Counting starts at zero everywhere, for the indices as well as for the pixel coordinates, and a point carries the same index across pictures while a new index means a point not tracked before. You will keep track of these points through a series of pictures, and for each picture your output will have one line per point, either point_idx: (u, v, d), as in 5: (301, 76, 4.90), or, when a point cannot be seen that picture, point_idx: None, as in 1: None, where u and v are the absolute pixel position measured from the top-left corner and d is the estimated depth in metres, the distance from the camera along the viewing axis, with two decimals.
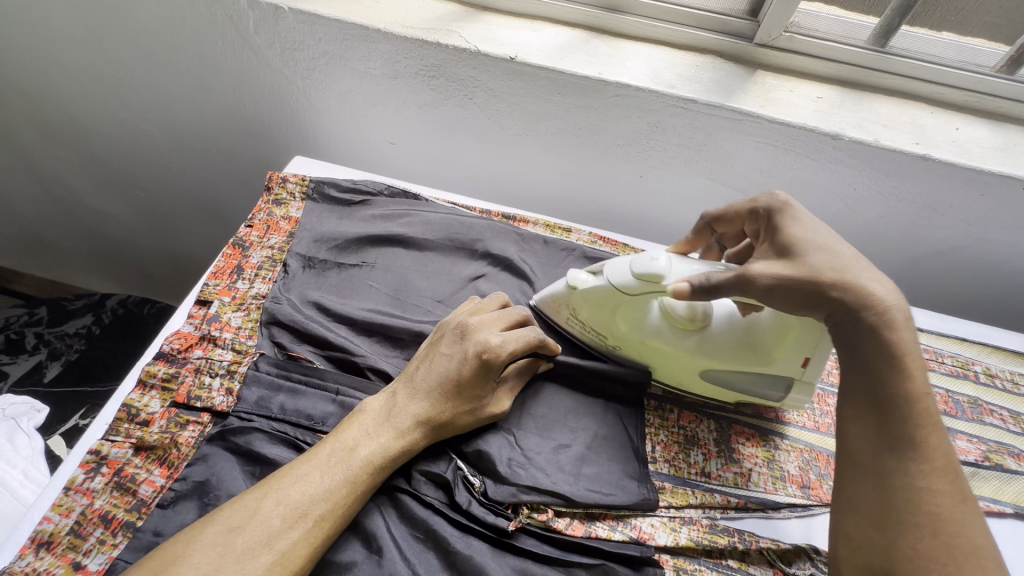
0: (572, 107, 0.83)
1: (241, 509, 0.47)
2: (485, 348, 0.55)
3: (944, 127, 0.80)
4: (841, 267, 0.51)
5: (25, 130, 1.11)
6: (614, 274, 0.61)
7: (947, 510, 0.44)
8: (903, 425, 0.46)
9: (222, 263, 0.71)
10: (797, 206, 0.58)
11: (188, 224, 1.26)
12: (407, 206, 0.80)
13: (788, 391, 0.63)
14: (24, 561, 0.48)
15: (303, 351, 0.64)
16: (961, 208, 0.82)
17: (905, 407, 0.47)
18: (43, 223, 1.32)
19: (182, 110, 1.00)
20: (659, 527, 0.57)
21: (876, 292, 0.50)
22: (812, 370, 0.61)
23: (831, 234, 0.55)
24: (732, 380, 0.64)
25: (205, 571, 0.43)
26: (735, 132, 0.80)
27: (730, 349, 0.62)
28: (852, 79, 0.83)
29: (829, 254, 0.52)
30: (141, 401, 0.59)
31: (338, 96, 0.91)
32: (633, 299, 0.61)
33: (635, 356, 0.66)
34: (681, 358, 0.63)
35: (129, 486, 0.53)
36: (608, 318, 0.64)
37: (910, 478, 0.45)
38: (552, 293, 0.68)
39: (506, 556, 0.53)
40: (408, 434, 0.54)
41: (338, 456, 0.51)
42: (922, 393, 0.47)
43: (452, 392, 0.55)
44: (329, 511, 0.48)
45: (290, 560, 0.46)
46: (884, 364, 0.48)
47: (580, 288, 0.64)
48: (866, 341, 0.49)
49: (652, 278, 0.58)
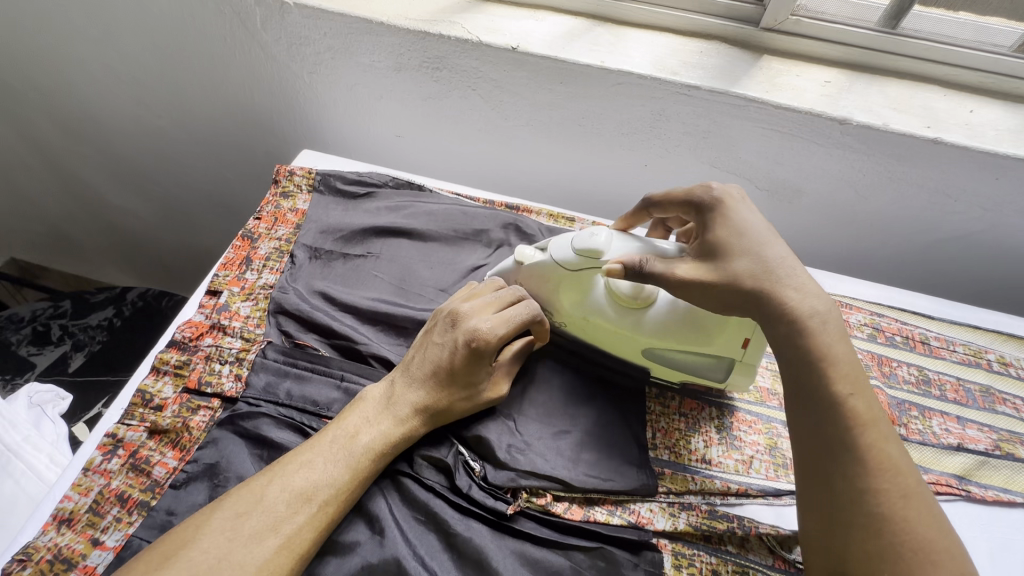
0: (575, 96, 0.83)
1: (247, 495, 0.48)
2: (474, 336, 0.56)
3: (957, 111, 0.78)
4: (764, 273, 0.52)
5: (46, 130, 1.15)
6: (557, 251, 0.62)
7: (895, 509, 0.43)
8: (834, 424, 0.46)
9: (231, 254, 0.73)
10: (731, 203, 0.56)
11: (204, 218, 1.29)
12: (412, 197, 0.81)
13: (729, 373, 0.63)
14: (46, 536, 0.51)
15: (308, 339, 0.65)
16: (975, 193, 0.80)
17: (832, 406, 0.46)
18: (66, 220, 1.36)
19: (195, 107, 1.03)
20: (657, 512, 0.57)
21: (801, 299, 0.51)
22: (753, 351, 0.60)
23: (770, 229, 0.55)
24: (674, 357, 0.63)
25: (214, 553, 0.45)
26: (741, 119, 0.79)
27: (669, 330, 0.60)
28: (862, 62, 0.81)
29: (755, 257, 0.52)
30: (154, 387, 0.61)
31: (344, 89, 0.93)
32: (578, 274, 0.62)
33: (581, 332, 0.65)
34: (623, 333, 0.62)
35: (144, 468, 0.55)
36: (554, 293, 0.64)
37: (849, 480, 0.44)
38: (501, 270, 0.68)
39: (505, 539, 0.54)
40: (407, 422, 0.55)
41: (340, 443, 0.53)
42: (850, 390, 0.47)
43: (445, 381, 0.56)
44: (332, 497, 0.50)
45: (295, 543, 0.47)
46: (806, 362, 0.48)
47: (526, 264, 0.65)
48: (788, 341, 0.50)
49: (592, 253, 0.60)
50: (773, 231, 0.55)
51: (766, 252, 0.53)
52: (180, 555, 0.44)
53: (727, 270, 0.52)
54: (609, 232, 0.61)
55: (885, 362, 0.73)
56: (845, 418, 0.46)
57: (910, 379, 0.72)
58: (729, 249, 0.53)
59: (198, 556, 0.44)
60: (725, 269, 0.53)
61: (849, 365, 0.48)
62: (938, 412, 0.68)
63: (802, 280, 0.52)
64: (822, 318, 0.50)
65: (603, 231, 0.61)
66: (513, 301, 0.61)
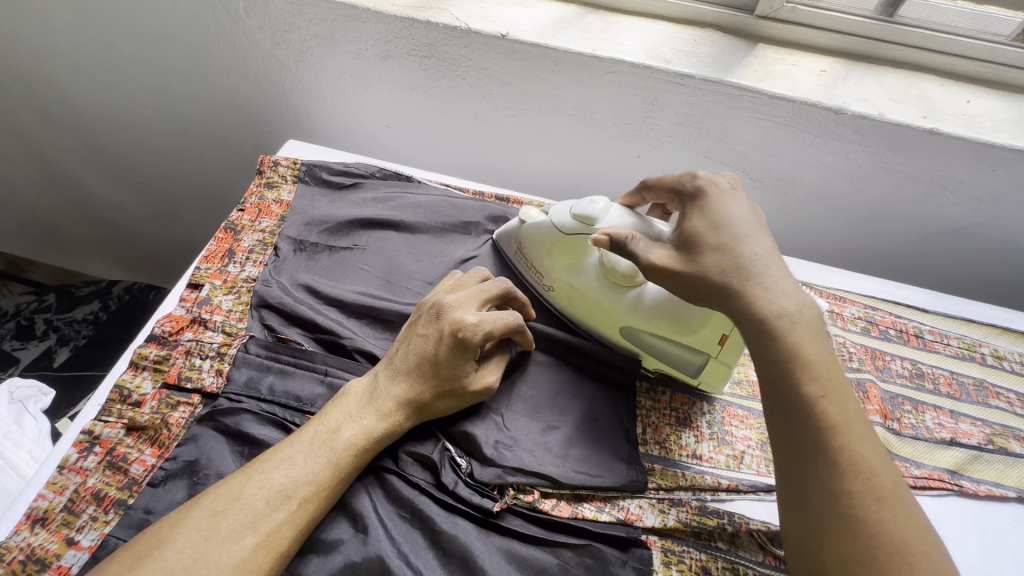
0: (567, 85, 0.81)
1: (225, 493, 0.47)
2: (461, 327, 0.55)
3: (955, 101, 0.76)
4: (734, 268, 0.50)
5: (28, 120, 1.13)
6: (557, 215, 0.64)
7: (868, 513, 0.41)
8: (807, 426, 0.45)
9: (213, 247, 0.71)
10: (715, 193, 0.56)
11: (191, 211, 1.27)
12: (400, 188, 0.79)
13: (702, 371, 0.62)
14: (19, 536, 0.50)
15: (292, 333, 0.64)
16: (971, 184, 0.79)
17: (805, 407, 0.45)
18: (50, 213, 1.34)
19: (178, 97, 1.01)
20: (647, 509, 0.56)
21: (771, 295, 0.49)
22: (727, 352, 0.59)
23: (751, 221, 0.54)
24: (651, 342, 0.63)
25: (190, 552, 0.44)
26: (736, 109, 0.78)
27: (647, 315, 0.60)
28: (859, 51, 0.80)
29: (729, 250, 0.51)
30: (132, 382, 0.60)
31: (331, 79, 0.91)
32: (573, 240, 0.63)
33: (564, 302, 0.67)
34: (601, 308, 0.63)
35: (121, 466, 0.54)
36: (548, 256, 0.66)
37: (824, 482, 0.43)
38: (507, 227, 0.71)
39: (491, 536, 0.53)
40: (391, 416, 0.54)
41: (321, 439, 0.51)
42: (822, 389, 0.45)
43: (430, 373, 0.55)
44: (313, 494, 0.49)
45: (274, 542, 0.46)
46: (777, 362, 0.47)
47: (528, 224, 0.67)
48: (757, 339, 0.48)
49: (586, 219, 0.61)
50: (754, 224, 0.53)
51: (740, 245, 0.52)
52: (154, 555, 0.43)
53: (696, 261, 0.52)
54: (608, 203, 0.62)
55: (878, 356, 0.72)
56: (817, 419, 0.45)
57: (904, 373, 0.71)
58: (703, 240, 0.52)
59: (172, 557, 0.43)
60: (695, 259, 0.52)
61: (822, 363, 0.46)
62: (931, 406, 0.68)
63: (776, 276, 0.50)
64: (791, 318, 0.48)
65: (603, 200, 0.62)
66: (498, 291, 0.60)
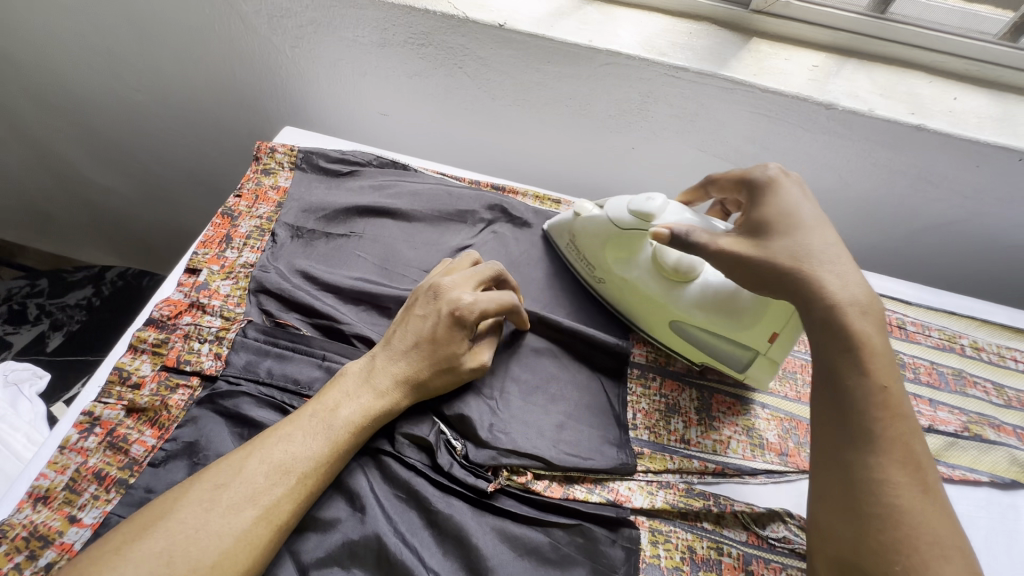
0: (564, 76, 0.82)
1: (226, 468, 0.48)
2: (459, 306, 0.57)
3: (942, 97, 0.78)
4: (803, 255, 0.52)
5: (19, 101, 1.11)
6: (612, 210, 0.66)
7: (911, 504, 0.44)
8: (860, 416, 0.47)
9: (211, 232, 0.72)
10: (784, 184, 0.58)
11: (185, 197, 1.26)
12: (396, 176, 0.80)
13: (750, 364, 0.63)
14: (21, 514, 0.50)
15: (290, 319, 0.65)
16: (956, 180, 0.81)
17: (860, 398, 0.47)
18: (41, 196, 1.32)
19: (173, 82, 1.00)
20: (636, 490, 0.58)
21: (837, 283, 0.51)
22: (778, 347, 0.61)
23: (817, 214, 0.55)
24: (701, 337, 0.64)
25: (192, 523, 0.45)
26: (729, 102, 0.79)
27: (701, 307, 0.62)
28: (850, 47, 0.81)
29: (797, 241, 0.53)
30: (132, 365, 0.60)
31: (328, 65, 0.90)
32: (629, 235, 0.65)
33: (614, 293, 0.68)
34: (653, 301, 0.65)
35: (122, 446, 0.55)
36: (602, 249, 0.67)
37: (870, 470, 0.45)
38: (561, 221, 0.73)
39: (485, 516, 0.55)
40: (389, 394, 0.55)
41: (319, 418, 0.52)
42: (883, 384, 0.47)
43: (428, 351, 0.56)
44: (312, 469, 0.50)
45: (275, 515, 0.47)
46: (840, 353, 0.49)
47: (583, 218, 0.69)
48: (823, 327, 0.50)
49: (645, 216, 0.62)
50: (822, 216, 0.55)
51: (808, 235, 0.53)
52: (157, 526, 0.44)
53: (766, 245, 0.54)
54: (665, 201, 0.63)
55: None
56: (874, 410, 0.46)
57: None
58: (774, 228, 0.54)
59: (175, 528, 0.44)
60: (764, 244, 0.54)
61: (884, 358, 0.48)
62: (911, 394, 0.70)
63: (843, 267, 0.52)
64: (860, 309, 0.50)
65: (660, 197, 0.63)
66: (492, 272, 0.61)
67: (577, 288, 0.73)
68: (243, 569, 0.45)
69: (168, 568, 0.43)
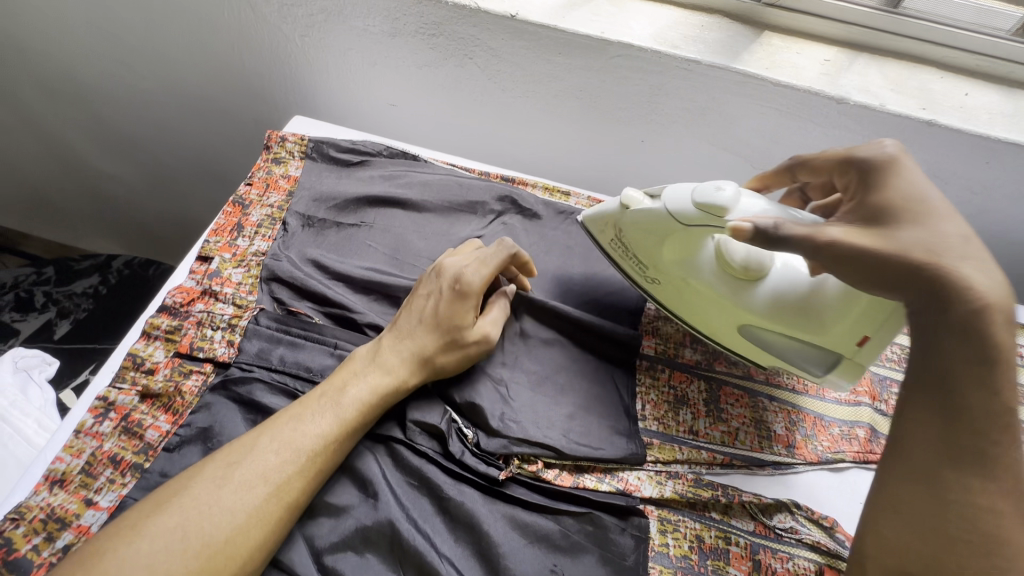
0: (574, 68, 0.82)
1: (238, 447, 0.49)
2: (458, 279, 0.59)
3: (953, 93, 0.78)
4: (941, 247, 0.46)
5: (25, 87, 1.11)
6: (675, 202, 0.58)
7: (1009, 535, 0.41)
8: (972, 434, 0.43)
9: (222, 221, 0.72)
10: (900, 167, 0.53)
11: (191, 186, 1.26)
12: (406, 166, 0.80)
13: (833, 370, 0.58)
14: (38, 496, 0.51)
15: (301, 307, 0.65)
16: (965, 175, 0.81)
17: (977, 416, 0.43)
18: (47, 185, 1.32)
19: (181, 69, 1.00)
20: (645, 480, 0.59)
21: (985, 278, 0.44)
22: (868, 352, 0.55)
23: (944, 201, 0.50)
24: (772, 340, 0.60)
25: (206, 498, 0.46)
26: (740, 96, 0.79)
27: (777, 310, 0.57)
28: (861, 42, 0.81)
29: (929, 230, 0.47)
30: (145, 351, 0.61)
31: (338, 54, 0.90)
32: (689, 233, 0.58)
33: (671, 292, 0.64)
34: (720, 303, 0.60)
35: (137, 431, 0.56)
36: (658, 246, 0.62)
37: (971, 494, 0.42)
38: (603, 212, 0.66)
39: (496, 503, 0.56)
40: (394, 371, 0.56)
41: (328, 398, 0.53)
42: (1008, 405, 0.42)
43: (432, 326, 0.58)
44: (321, 448, 0.50)
45: (286, 492, 0.48)
46: (963, 363, 0.43)
47: (633, 210, 0.62)
48: (954, 333, 0.44)
49: (715, 210, 0.54)
50: (950, 205, 0.50)
51: (940, 223, 0.48)
52: (173, 501, 0.46)
53: (895, 238, 0.47)
54: (737, 190, 0.55)
55: None
56: (990, 432, 0.42)
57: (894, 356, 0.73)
58: (900, 216, 0.49)
59: (190, 505, 0.45)
60: (895, 237, 0.47)
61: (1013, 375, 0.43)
62: None
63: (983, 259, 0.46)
64: (1003, 318, 0.44)
65: (731, 185, 0.55)
66: (494, 246, 0.63)
67: (586, 279, 0.73)
68: (255, 545, 0.46)
69: (182, 542, 0.44)
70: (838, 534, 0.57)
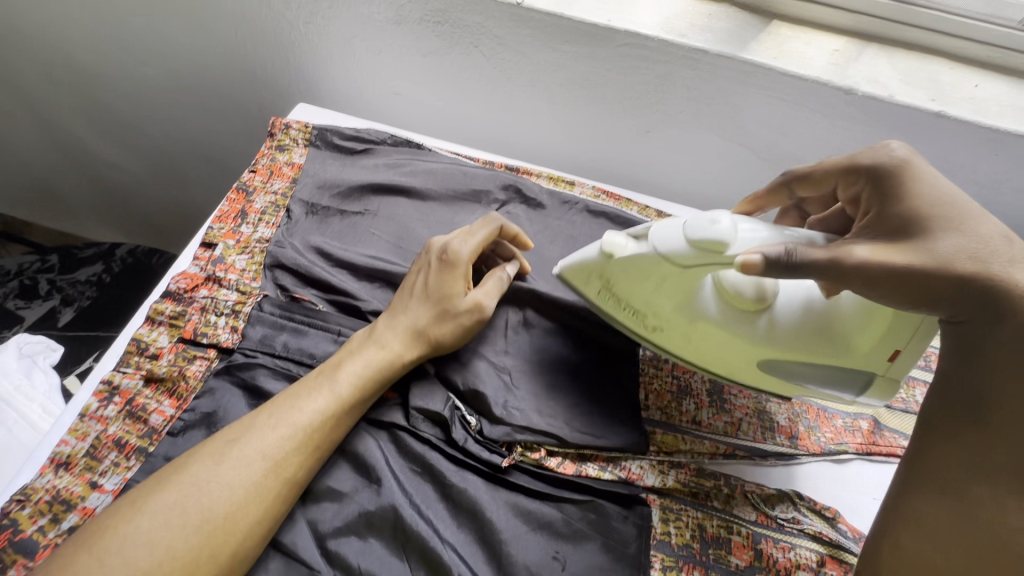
0: (580, 57, 0.81)
1: (237, 426, 0.51)
2: (446, 250, 0.61)
3: (963, 85, 0.77)
4: (983, 254, 0.46)
5: (28, 74, 1.11)
6: (663, 239, 0.54)
7: None
8: (1007, 454, 0.44)
9: (226, 207, 0.72)
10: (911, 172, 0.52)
11: (194, 176, 1.26)
12: (410, 155, 0.79)
13: (867, 388, 0.59)
14: (44, 479, 0.51)
15: (305, 293, 0.65)
16: (974, 168, 0.79)
17: (1015, 436, 0.43)
18: (50, 174, 1.33)
19: (185, 57, 0.99)
20: (647, 469, 0.59)
21: None
22: (897, 365, 0.56)
23: (968, 199, 0.50)
24: (798, 370, 0.58)
25: (205, 476, 0.47)
26: (747, 86, 0.78)
27: (797, 338, 0.56)
28: (870, 32, 0.81)
29: (966, 234, 0.47)
30: (149, 336, 0.61)
31: (342, 42, 0.90)
32: (688, 273, 0.55)
33: (675, 338, 0.60)
34: (736, 342, 0.57)
35: (141, 415, 0.56)
36: (655, 291, 0.57)
37: (1003, 513, 0.43)
38: (584, 259, 0.61)
39: (499, 490, 0.56)
40: (390, 345, 0.57)
41: (324, 375, 0.55)
42: None
43: (425, 299, 0.60)
44: (318, 425, 0.52)
45: (284, 467, 0.49)
46: (1005, 382, 0.44)
47: (619, 256, 0.57)
48: (1001, 349, 0.45)
49: (713, 243, 0.51)
50: (975, 204, 0.50)
51: (980, 224, 0.48)
52: (174, 478, 0.47)
53: (931, 250, 0.47)
54: (730, 219, 0.52)
55: None
56: None
57: None
58: (932, 224, 0.48)
59: (192, 483, 0.47)
60: (930, 249, 0.47)
61: None
62: (922, 381, 0.69)
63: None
64: None
65: (723, 215, 0.52)
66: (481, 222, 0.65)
67: None
68: (254, 521, 0.47)
69: (181, 518, 0.45)
70: (840, 525, 0.57)
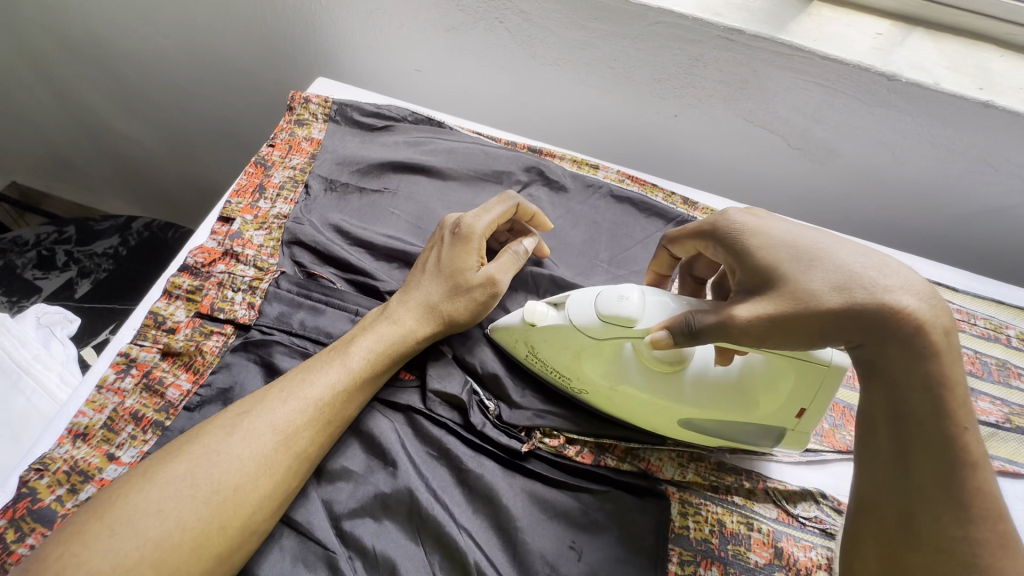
0: (609, 36, 0.78)
1: (249, 399, 0.51)
2: (459, 224, 0.60)
3: (1014, 73, 0.73)
4: (847, 282, 0.45)
5: (45, 43, 1.09)
6: (577, 314, 0.53)
7: (988, 561, 0.41)
8: (931, 464, 0.43)
9: (244, 181, 0.70)
10: (754, 226, 0.50)
11: (209, 150, 1.25)
12: (431, 133, 0.77)
13: (778, 441, 0.56)
14: (61, 449, 0.51)
15: (323, 271, 0.64)
16: (1018, 162, 0.76)
17: (934, 445, 0.43)
18: (67, 145, 1.32)
19: (202, 27, 0.97)
20: (667, 461, 0.58)
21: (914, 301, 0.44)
22: (806, 421, 0.53)
23: (815, 233, 0.48)
24: (713, 425, 0.55)
25: (217, 448, 0.47)
26: (784, 69, 0.75)
27: (713, 394, 0.53)
28: (915, 16, 0.77)
29: (833, 266, 0.45)
30: (167, 310, 0.60)
31: (363, 14, 0.87)
32: (600, 344, 0.53)
33: (601, 402, 0.57)
34: (655, 406, 0.54)
35: (158, 389, 0.55)
36: (575, 360, 0.55)
37: (940, 526, 0.42)
38: (507, 326, 0.58)
39: (515, 477, 0.55)
40: (402, 320, 0.57)
41: (336, 351, 0.55)
42: (963, 428, 0.43)
43: (438, 275, 0.59)
44: (330, 402, 0.51)
45: (295, 442, 0.49)
46: (913, 396, 0.44)
47: (540, 325, 0.55)
48: (903, 369, 0.44)
49: (621, 320, 0.51)
50: (822, 231, 0.49)
51: (840, 250, 0.47)
52: (186, 450, 0.47)
53: (809, 288, 0.45)
54: (640, 294, 0.51)
55: None
56: (954, 458, 0.43)
57: None
58: (803, 257, 0.47)
59: (204, 456, 0.46)
60: (806, 286, 0.45)
61: (960, 396, 0.43)
62: None
63: (891, 273, 0.45)
64: (942, 333, 0.44)
65: (632, 289, 0.51)
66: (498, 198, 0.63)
67: (612, 257, 0.70)
68: (264, 495, 0.47)
69: (192, 490, 0.45)
70: None
